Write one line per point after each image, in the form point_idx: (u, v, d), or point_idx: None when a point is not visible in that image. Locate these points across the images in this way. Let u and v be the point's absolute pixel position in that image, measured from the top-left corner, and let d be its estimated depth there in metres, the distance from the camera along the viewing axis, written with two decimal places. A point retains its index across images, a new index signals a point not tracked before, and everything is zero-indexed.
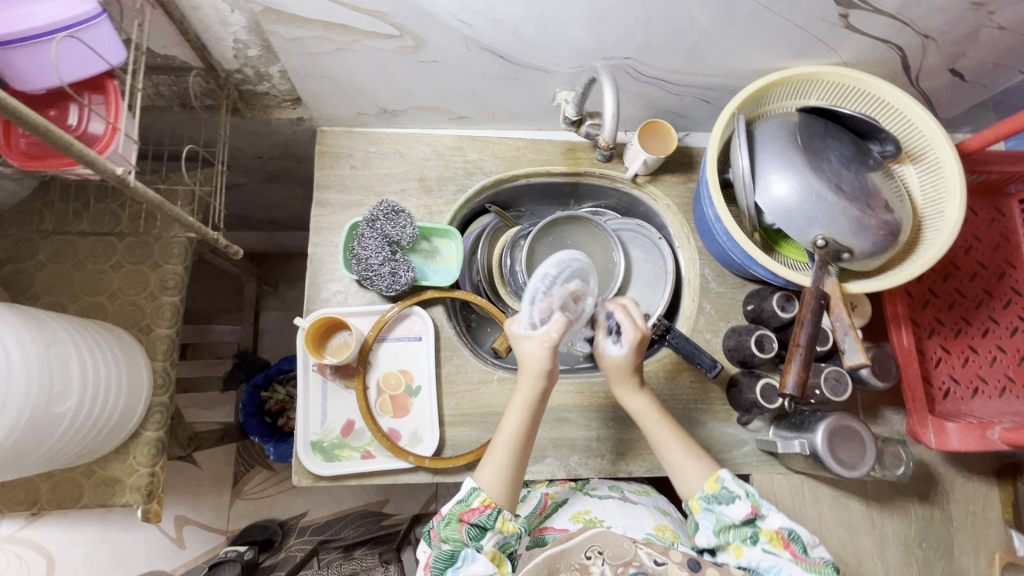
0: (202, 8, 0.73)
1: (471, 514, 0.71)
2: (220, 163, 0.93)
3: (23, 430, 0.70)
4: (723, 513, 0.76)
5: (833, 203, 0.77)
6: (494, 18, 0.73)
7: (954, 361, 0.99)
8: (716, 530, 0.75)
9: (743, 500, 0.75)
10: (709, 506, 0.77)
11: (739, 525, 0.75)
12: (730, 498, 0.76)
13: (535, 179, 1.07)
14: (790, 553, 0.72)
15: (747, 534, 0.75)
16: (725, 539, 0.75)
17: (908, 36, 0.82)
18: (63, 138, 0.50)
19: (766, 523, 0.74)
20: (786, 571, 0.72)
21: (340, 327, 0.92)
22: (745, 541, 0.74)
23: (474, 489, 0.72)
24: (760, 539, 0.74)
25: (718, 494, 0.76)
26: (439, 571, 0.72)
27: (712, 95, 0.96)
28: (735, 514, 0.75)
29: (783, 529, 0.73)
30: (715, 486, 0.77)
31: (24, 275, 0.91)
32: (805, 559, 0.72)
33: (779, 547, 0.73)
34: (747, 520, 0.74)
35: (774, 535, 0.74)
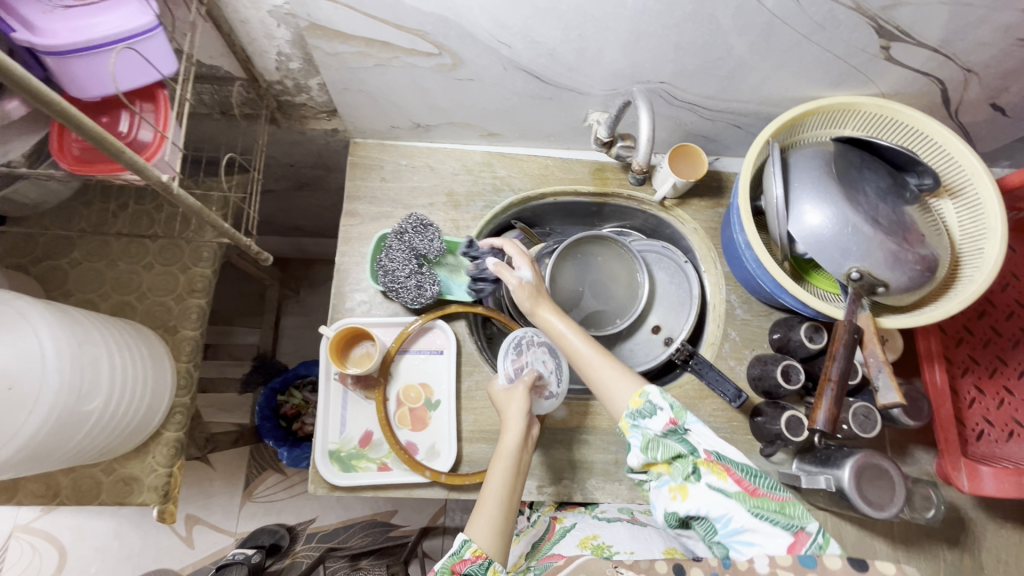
0: (250, 22, 0.75)
1: (460, 565, 0.61)
2: (255, 170, 0.95)
3: (52, 426, 0.71)
4: (648, 427, 0.65)
5: (869, 236, 0.75)
6: (533, 39, 0.74)
7: (988, 403, 0.96)
8: (643, 447, 0.65)
9: (665, 412, 0.64)
10: (636, 424, 0.66)
11: (668, 444, 0.64)
12: (653, 411, 0.65)
13: (563, 198, 1.07)
14: (734, 482, 0.61)
15: (678, 451, 0.63)
16: (654, 457, 0.64)
17: (950, 70, 0.81)
18: (116, 146, 0.51)
19: (695, 440, 0.64)
20: (734, 518, 0.60)
21: (362, 337, 0.92)
22: (683, 472, 0.63)
23: (466, 539, 0.63)
24: (700, 472, 0.62)
25: (642, 408, 0.66)
26: None
27: (745, 121, 0.95)
28: (659, 428, 0.65)
29: (713, 450, 0.63)
30: (639, 400, 0.66)
31: (59, 271, 0.93)
32: (751, 487, 0.61)
33: (722, 477, 0.61)
34: (670, 432, 0.64)
35: (712, 463, 0.62)
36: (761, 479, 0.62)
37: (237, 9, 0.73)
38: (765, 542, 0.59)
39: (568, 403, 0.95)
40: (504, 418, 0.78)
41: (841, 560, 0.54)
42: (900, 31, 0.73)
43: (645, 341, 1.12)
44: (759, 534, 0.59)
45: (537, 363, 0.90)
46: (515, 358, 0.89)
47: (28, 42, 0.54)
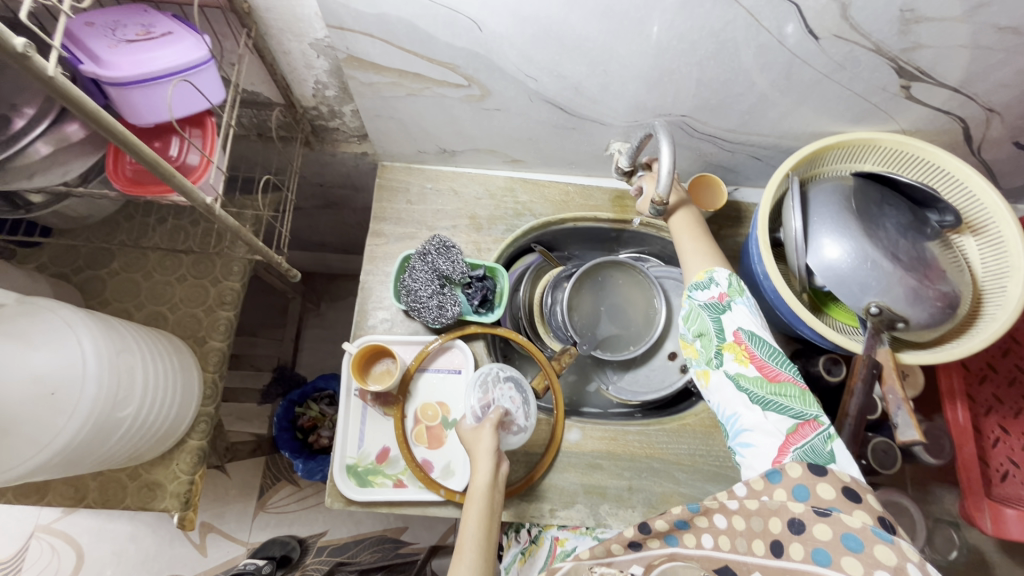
0: (291, 53, 0.80)
1: None
2: (288, 190, 1.00)
3: (88, 431, 0.74)
4: (698, 300, 0.73)
5: (888, 272, 0.76)
6: (559, 73, 0.77)
7: (1013, 442, 0.94)
8: (687, 318, 0.73)
9: (719, 287, 0.72)
10: (690, 295, 0.74)
11: (708, 321, 0.71)
12: (708, 284, 0.73)
13: (582, 224, 1.09)
14: (755, 367, 0.67)
15: (709, 331, 0.71)
16: (690, 331, 0.73)
17: (972, 109, 0.82)
18: (168, 170, 0.55)
19: (729, 320, 0.70)
20: (742, 417, 0.66)
21: (383, 354, 0.94)
22: (710, 356, 0.71)
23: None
24: (724, 358, 0.69)
25: (701, 281, 0.74)
26: None
27: (764, 153, 0.97)
28: (706, 301, 0.72)
29: (742, 334, 0.68)
30: (701, 275, 0.74)
31: (98, 280, 0.98)
32: (771, 373, 0.66)
33: (744, 362, 0.68)
34: (713, 307, 0.71)
35: (737, 348, 0.69)
36: (785, 367, 0.67)
37: (281, 42, 0.77)
38: (761, 441, 0.64)
39: (582, 427, 0.96)
40: (473, 458, 0.82)
41: (802, 469, 0.59)
42: (920, 71, 0.74)
43: (661, 367, 1.12)
44: (759, 427, 0.65)
45: (504, 399, 0.90)
46: (480, 396, 0.89)
47: (94, 74, 0.58)
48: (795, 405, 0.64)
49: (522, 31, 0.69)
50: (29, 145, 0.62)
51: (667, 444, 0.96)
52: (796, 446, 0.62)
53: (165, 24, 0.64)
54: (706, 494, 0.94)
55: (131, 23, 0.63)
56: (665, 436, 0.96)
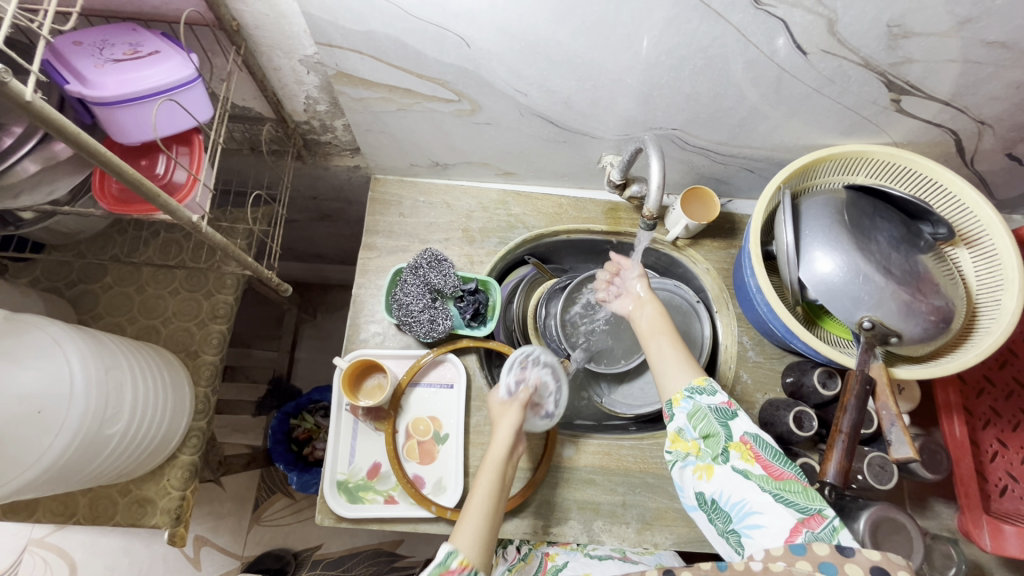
0: (282, 70, 0.80)
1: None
2: (280, 203, 0.99)
3: (75, 450, 0.74)
4: (702, 401, 0.73)
5: (881, 285, 0.75)
6: (548, 88, 0.77)
7: (1012, 457, 0.93)
8: (691, 415, 0.73)
9: (723, 394, 0.73)
10: (692, 398, 0.74)
11: (713, 421, 0.72)
12: (713, 391, 0.74)
13: (575, 236, 1.09)
14: (761, 466, 0.68)
15: (716, 431, 0.71)
16: (695, 428, 0.72)
17: (963, 122, 0.81)
18: (152, 190, 0.55)
19: (736, 424, 0.71)
20: (748, 502, 0.66)
21: (374, 369, 0.94)
22: (714, 452, 0.71)
23: (452, 550, 0.65)
24: (728, 455, 0.70)
25: (702, 386, 0.74)
26: None
27: (757, 165, 0.97)
28: (713, 405, 0.73)
29: (748, 435, 0.70)
30: (702, 381, 0.75)
31: (91, 295, 0.98)
32: (776, 471, 0.67)
33: (750, 460, 0.68)
34: (721, 411, 0.72)
35: (743, 447, 0.70)
36: (789, 466, 0.67)
37: (270, 58, 0.77)
38: (772, 523, 0.64)
39: (575, 441, 0.96)
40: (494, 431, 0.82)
41: (829, 547, 0.56)
42: (910, 85, 0.74)
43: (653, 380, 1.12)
44: (770, 509, 0.64)
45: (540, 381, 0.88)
46: (517, 371, 0.87)
47: (79, 93, 0.58)
48: (800, 498, 0.64)
49: (510, 48, 0.69)
50: (17, 163, 0.61)
51: (661, 459, 0.95)
52: (809, 530, 0.61)
53: (152, 43, 0.64)
54: None
55: (119, 42, 0.64)
56: (659, 451, 0.95)
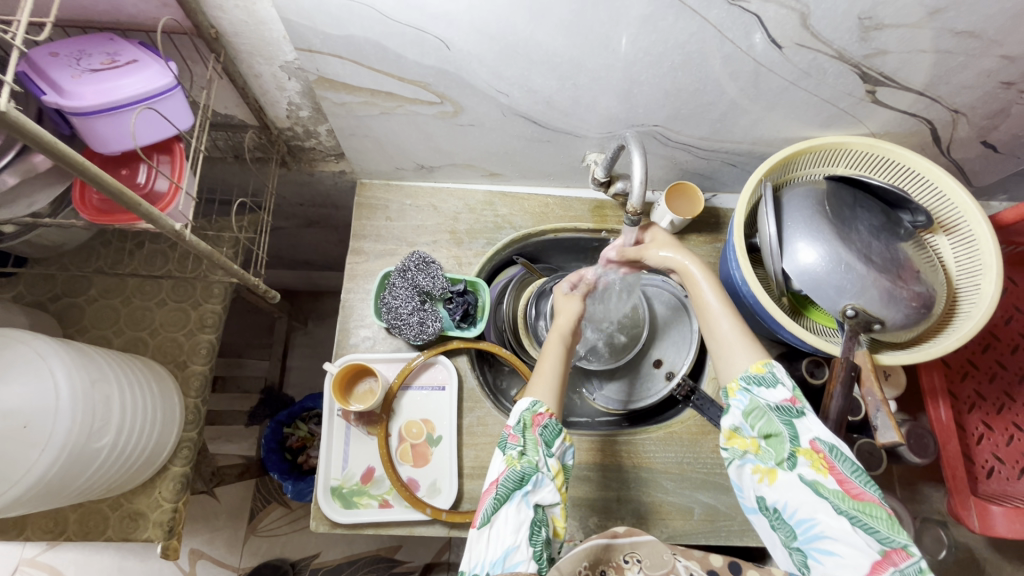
0: (262, 76, 0.80)
1: (541, 418, 0.66)
2: (265, 210, 0.99)
3: (62, 465, 0.73)
4: (760, 395, 0.62)
5: (862, 274, 0.77)
6: (530, 88, 0.78)
7: (998, 439, 0.95)
8: (746, 413, 0.62)
9: (786, 388, 0.62)
10: (749, 389, 0.63)
11: (774, 416, 0.61)
12: (774, 383, 0.62)
13: (563, 235, 1.10)
14: (836, 481, 0.57)
15: (779, 431, 0.60)
16: (752, 427, 0.62)
17: (938, 111, 0.83)
18: (133, 199, 0.54)
19: (804, 427, 0.60)
20: (820, 522, 0.55)
21: (365, 373, 0.93)
22: (779, 456, 0.60)
23: (536, 401, 0.68)
24: (796, 461, 0.59)
25: (761, 376, 0.63)
26: (503, 494, 0.61)
27: (739, 159, 0.98)
28: (774, 401, 0.61)
29: (821, 442, 0.59)
30: (761, 368, 0.64)
31: (76, 308, 0.97)
32: (854, 490, 0.55)
33: (823, 472, 0.57)
34: (783, 410, 0.61)
35: (814, 455, 0.59)
36: (872, 487, 0.56)
37: (250, 65, 0.77)
38: (848, 554, 0.53)
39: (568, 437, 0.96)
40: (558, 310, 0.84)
41: None
42: (884, 76, 0.75)
43: (648, 375, 1.10)
44: (847, 538, 0.54)
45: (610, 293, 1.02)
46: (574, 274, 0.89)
47: (56, 103, 0.58)
48: (883, 528, 0.53)
49: (490, 49, 0.69)
50: None
51: (653, 453, 0.96)
52: (892, 568, 0.51)
53: (130, 52, 0.64)
54: (695, 501, 0.94)
55: (96, 52, 0.63)
56: (652, 445, 0.96)
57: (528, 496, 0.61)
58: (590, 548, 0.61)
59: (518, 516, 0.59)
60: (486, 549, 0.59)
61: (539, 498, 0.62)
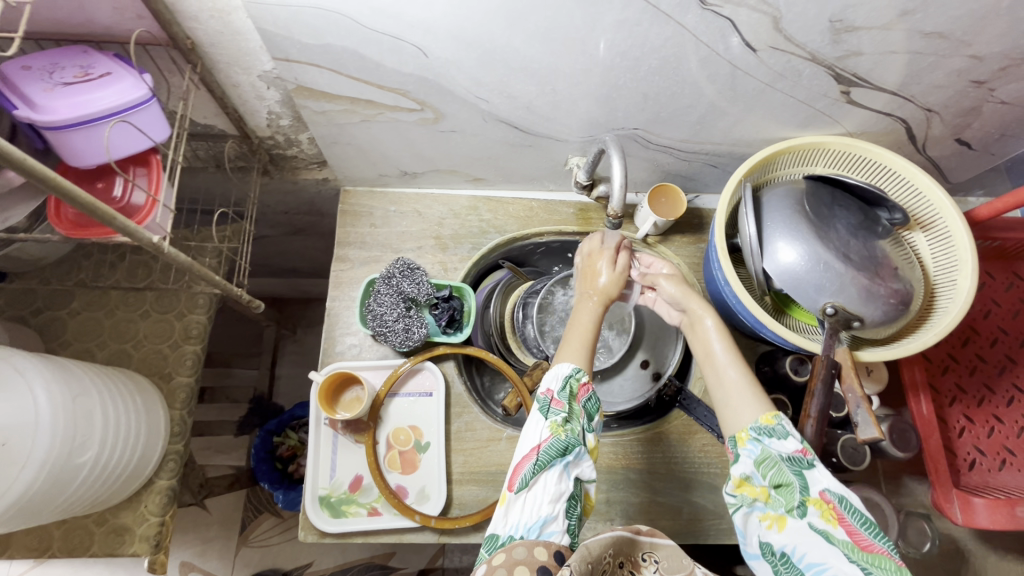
0: (241, 86, 0.80)
1: (583, 390, 0.67)
2: (248, 219, 0.98)
3: (43, 482, 0.72)
4: (772, 445, 0.63)
5: (841, 272, 0.78)
6: (509, 94, 0.78)
7: (978, 431, 0.96)
8: (758, 462, 0.63)
9: (797, 440, 0.63)
10: (760, 438, 0.64)
11: (785, 466, 0.62)
12: (784, 434, 0.63)
13: (548, 239, 1.10)
14: (845, 531, 0.58)
15: (789, 481, 0.62)
16: (763, 476, 0.63)
17: (911, 110, 0.84)
18: (107, 213, 0.54)
19: (814, 478, 0.62)
20: (832, 567, 0.56)
21: (351, 381, 0.93)
22: (789, 503, 0.61)
23: (577, 369, 0.68)
24: (806, 510, 0.60)
25: (772, 427, 0.64)
26: (546, 461, 0.62)
27: (720, 160, 0.99)
28: (785, 452, 0.63)
29: (830, 493, 0.60)
30: (771, 419, 0.65)
31: (58, 322, 0.96)
32: (864, 540, 0.57)
33: (832, 522, 0.59)
34: (793, 460, 0.62)
35: (823, 505, 0.60)
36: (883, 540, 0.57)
37: (229, 75, 0.77)
38: None
39: None
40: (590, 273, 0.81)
41: None
42: (858, 77, 0.76)
43: (633, 376, 1.08)
44: None
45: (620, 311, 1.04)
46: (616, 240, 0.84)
47: (28, 118, 0.57)
48: None
49: (467, 55, 0.69)
50: None
51: (641, 455, 0.96)
52: None
53: (104, 65, 0.63)
54: (683, 501, 0.94)
55: (69, 64, 0.63)
56: (639, 446, 0.96)
57: (568, 466, 0.63)
58: (617, 538, 0.59)
59: (558, 483, 0.61)
60: (522, 512, 0.61)
61: (578, 471, 0.64)
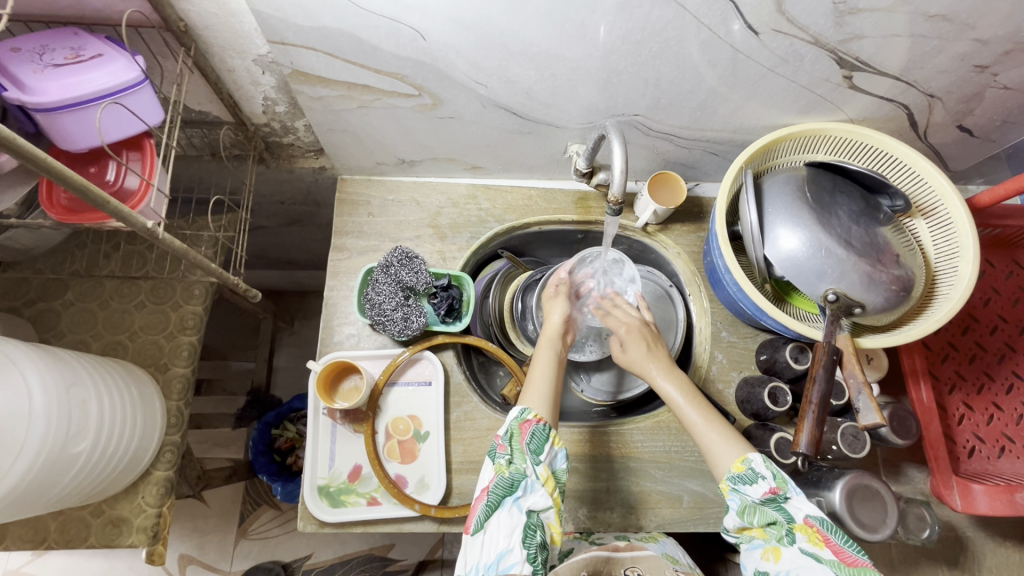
0: (236, 71, 0.78)
1: (527, 425, 0.70)
2: (244, 209, 0.97)
3: (39, 470, 0.72)
4: (748, 493, 0.66)
5: (843, 258, 0.77)
6: (509, 79, 0.77)
7: (978, 418, 0.96)
8: (740, 512, 0.67)
9: (768, 481, 0.66)
10: (736, 488, 0.67)
11: (764, 507, 0.66)
12: (755, 478, 0.66)
13: (547, 228, 1.10)
14: (831, 551, 0.61)
15: (774, 518, 0.65)
16: (750, 522, 0.66)
17: (914, 96, 0.84)
18: (102, 197, 0.53)
19: (795, 507, 0.65)
20: None
21: (350, 370, 0.92)
22: (778, 535, 0.65)
23: (525, 408, 0.72)
24: (794, 537, 0.64)
25: (743, 474, 0.67)
26: (496, 500, 0.64)
27: (720, 148, 0.98)
28: (758, 495, 0.66)
29: (812, 518, 0.64)
30: (741, 467, 0.68)
31: (52, 313, 0.95)
32: (849, 557, 0.60)
33: (818, 544, 0.62)
34: (769, 501, 0.65)
35: (809, 529, 0.64)
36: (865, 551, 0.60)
37: (223, 59, 0.76)
38: None
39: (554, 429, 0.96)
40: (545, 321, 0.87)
41: None
42: (860, 61, 0.76)
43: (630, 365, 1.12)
44: None
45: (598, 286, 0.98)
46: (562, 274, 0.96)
47: (18, 99, 0.56)
48: None
49: (465, 39, 0.68)
50: None
51: (642, 444, 0.96)
52: None
53: (95, 46, 0.62)
54: (683, 489, 0.94)
55: (60, 46, 0.62)
56: (639, 434, 0.96)
57: (518, 500, 0.65)
58: (591, 560, 0.79)
59: (510, 521, 0.64)
60: (480, 554, 0.63)
61: (530, 502, 0.65)
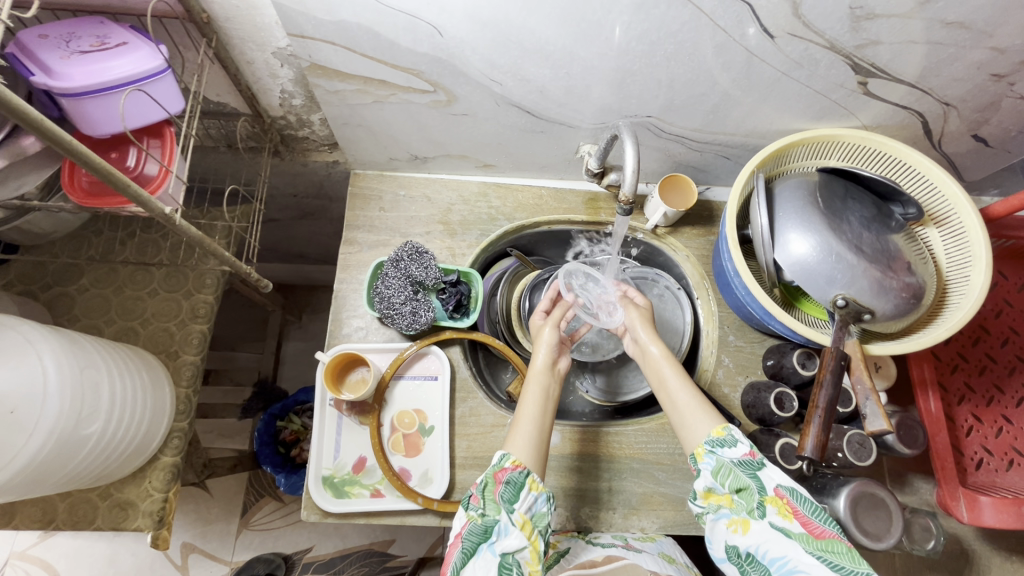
0: (255, 63, 0.79)
1: (501, 472, 0.69)
2: (258, 200, 0.99)
3: (51, 449, 0.73)
4: (725, 455, 0.67)
5: (853, 264, 0.77)
6: (523, 77, 0.78)
7: (986, 431, 0.95)
8: (714, 472, 0.67)
9: (745, 444, 0.68)
10: (713, 450, 0.68)
11: (738, 469, 0.66)
12: (735, 442, 0.68)
13: (557, 228, 1.10)
14: (800, 523, 0.62)
15: (746, 485, 0.65)
16: (722, 484, 0.66)
17: (929, 104, 0.83)
18: (123, 182, 0.54)
19: (767, 477, 0.65)
20: (793, 558, 0.60)
21: (358, 362, 0.93)
22: (748, 506, 0.65)
23: (506, 453, 0.72)
24: (765, 510, 0.64)
25: (723, 438, 0.68)
26: (470, 547, 0.64)
27: (732, 152, 0.98)
28: (736, 457, 0.67)
29: (784, 489, 0.64)
30: (721, 431, 0.70)
31: (67, 298, 0.96)
32: (817, 529, 0.61)
33: (788, 516, 0.62)
34: (745, 464, 0.66)
35: (779, 501, 0.63)
36: (832, 524, 0.61)
37: (243, 51, 0.77)
38: None
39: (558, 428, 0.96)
40: (535, 348, 0.86)
41: None
42: (876, 67, 0.76)
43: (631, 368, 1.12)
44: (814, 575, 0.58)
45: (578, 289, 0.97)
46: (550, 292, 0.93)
47: (44, 84, 0.58)
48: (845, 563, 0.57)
49: (482, 36, 0.69)
50: None
51: (646, 445, 0.96)
52: None
53: (120, 35, 0.64)
54: (686, 492, 0.94)
55: (86, 34, 0.63)
56: (642, 436, 0.96)
57: (493, 545, 0.64)
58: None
59: (485, 566, 0.62)
60: None
61: (505, 545, 0.64)
